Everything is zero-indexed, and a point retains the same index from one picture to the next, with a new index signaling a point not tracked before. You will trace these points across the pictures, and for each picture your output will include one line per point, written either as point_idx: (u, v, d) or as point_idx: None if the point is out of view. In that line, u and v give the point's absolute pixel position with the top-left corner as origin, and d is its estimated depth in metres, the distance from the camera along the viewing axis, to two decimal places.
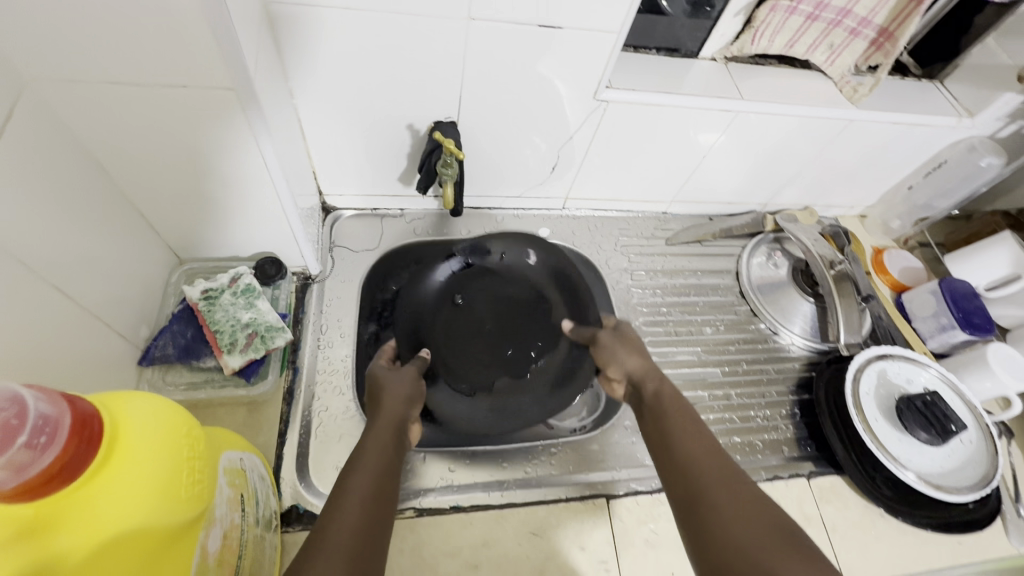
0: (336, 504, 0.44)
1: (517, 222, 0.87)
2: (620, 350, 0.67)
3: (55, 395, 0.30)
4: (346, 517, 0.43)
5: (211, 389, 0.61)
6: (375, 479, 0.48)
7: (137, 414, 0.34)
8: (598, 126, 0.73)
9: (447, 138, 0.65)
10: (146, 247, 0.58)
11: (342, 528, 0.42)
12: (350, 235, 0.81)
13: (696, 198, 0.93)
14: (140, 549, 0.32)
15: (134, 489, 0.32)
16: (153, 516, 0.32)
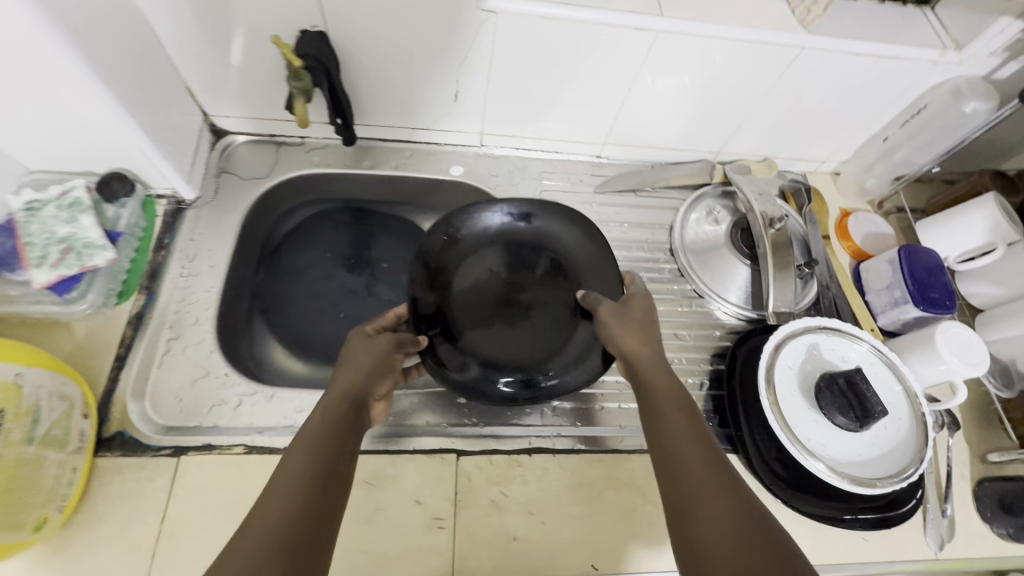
0: (281, 474, 0.41)
1: (427, 159, 0.81)
2: (624, 318, 0.55)
3: None
4: (293, 487, 0.40)
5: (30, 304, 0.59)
6: (316, 447, 0.43)
7: None
8: (494, 44, 0.64)
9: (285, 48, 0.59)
10: None
11: (288, 501, 0.39)
12: (241, 162, 0.76)
13: (633, 142, 0.83)
14: None
15: None
16: None
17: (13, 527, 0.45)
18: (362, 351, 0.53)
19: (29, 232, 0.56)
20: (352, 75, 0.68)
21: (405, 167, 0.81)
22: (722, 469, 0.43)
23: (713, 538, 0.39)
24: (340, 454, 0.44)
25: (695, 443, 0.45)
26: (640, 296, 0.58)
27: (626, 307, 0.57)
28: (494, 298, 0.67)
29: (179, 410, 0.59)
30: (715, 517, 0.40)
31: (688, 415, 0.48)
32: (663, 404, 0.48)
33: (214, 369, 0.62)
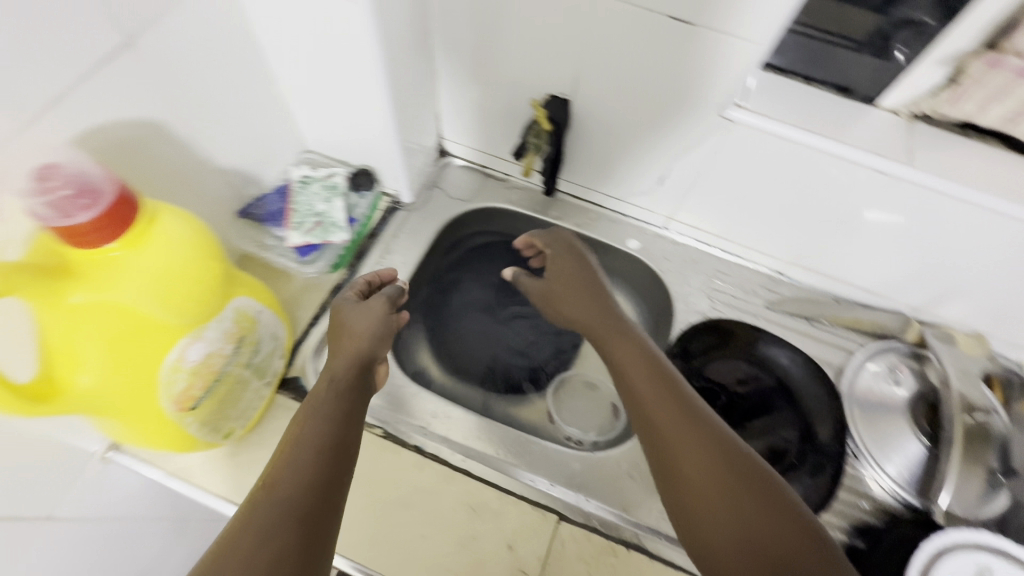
0: (292, 444, 0.45)
1: (608, 225, 0.85)
2: (549, 262, 0.69)
3: (114, 178, 0.38)
4: (303, 460, 0.44)
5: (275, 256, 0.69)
6: (328, 423, 0.47)
7: (170, 226, 0.42)
8: (720, 146, 0.66)
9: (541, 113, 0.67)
10: (278, 129, 0.69)
11: (297, 471, 0.43)
12: (451, 182, 0.86)
13: (824, 270, 0.78)
14: (122, 318, 0.41)
15: (142, 273, 0.40)
16: (142, 302, 0.41)
17: (213, 431, 0.54)
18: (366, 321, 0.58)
19: (297, 201, 0.69)
20: (576, 138, 0.74)
21: (587, 227, 0.85)
22: (699, 417, 0.50)
23: (696, 476, 0.46)
24: (349, 426, 0.48)
25: (683, 407, 0.50)
26: (577, 252, 0.69)
27: (559, 263, 0.68)
28: (734, 417, 0.72)
29: None
30: (696, 463, 0.46)
31: (637, 367, 0.55)
32: (628, 357, 0.56)
33: None
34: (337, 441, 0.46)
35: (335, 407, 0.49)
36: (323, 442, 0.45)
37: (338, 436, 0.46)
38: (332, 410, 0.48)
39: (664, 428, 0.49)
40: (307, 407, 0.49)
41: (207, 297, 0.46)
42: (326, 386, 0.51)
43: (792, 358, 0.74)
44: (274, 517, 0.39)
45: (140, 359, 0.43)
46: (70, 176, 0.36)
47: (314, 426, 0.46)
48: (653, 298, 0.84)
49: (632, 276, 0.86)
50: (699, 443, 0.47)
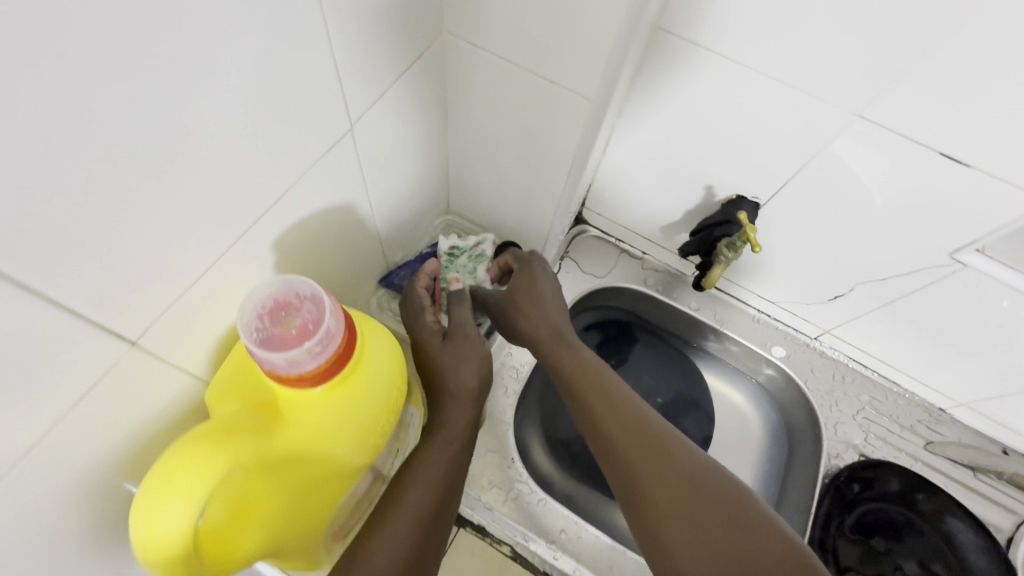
0: (388, 507, 0.42)
1: (751, 326, 0.77)
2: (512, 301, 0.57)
3: (344, 317, 0.32)
4: (398, 532, 0.41)
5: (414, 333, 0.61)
6: (435, 493, 0.44)
7: (377, 356, 0.37)
8: (930, 283, 0.58)
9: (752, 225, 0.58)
10: (434, 191, 0.63)
11: (396, 545, 0.41)
12: (585, 253, 0.80)
13: (1006, 422, 0.68)
14: (310, 468, 0.34)
15: (346, 419, 0.34)
16: (337, 450, 0.35)
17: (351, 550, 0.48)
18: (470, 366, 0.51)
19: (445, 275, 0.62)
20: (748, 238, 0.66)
21: (728, 323, 0.78)
22: (654, 433, 0.46)
23: (662, 495, 0.42)
24: (450, 493, 0.46)
25: (635, 421, 0.47)
26: (538, 278, 0.57)
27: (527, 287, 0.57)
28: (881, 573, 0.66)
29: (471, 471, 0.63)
30: (668, 501, 0.42)
31: (606, 385, 0.50)
32: (582, 366, 0.51)
33: (503, 449, 0.64)
34: (428, 518, 0.44)
35: (441, 472, 0.45)
36: (422, 515, 0.43)
37: (430, 508, 0.44)
38: (431, 479, 0.45)
39: (629, 457, 0.45)
40: (416, 465, 0.45)
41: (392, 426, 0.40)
42: (435, 451, 0.46)
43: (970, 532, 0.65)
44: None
45: (324, 508, 0.37)
46: (308, 323, 0.31)
47: (409, 495, 0.43)
48: (791, 412, 0.76)
49: (769, 383, 0.78)
50: (647, 460, 0.44)
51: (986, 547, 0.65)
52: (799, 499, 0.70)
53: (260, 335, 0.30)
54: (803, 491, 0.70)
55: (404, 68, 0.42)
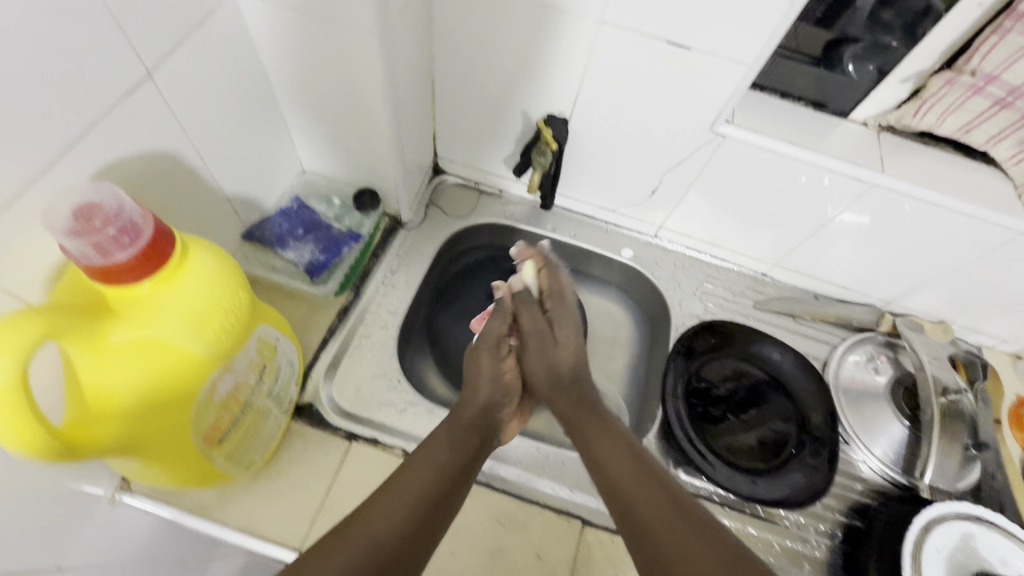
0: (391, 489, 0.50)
1: (602, 236, 0.88)
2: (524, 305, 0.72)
3: (150, 216, 0.38)
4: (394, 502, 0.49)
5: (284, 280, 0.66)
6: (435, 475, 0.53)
7: (204, 260, 0.42)
8: (708, 159, 0.70)
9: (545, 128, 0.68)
10: (280, 152, 0.68)
11: (388, 518, 0.48)
12: (447, 199, 0.88)
13: (805, 270, 0.83)
14: (151, 359, 0.39)
15: (177, 311, 0.40)
16: (176, 341, 0.40)
17: (237, 463, 0.53)
18: (487, 363, 0.68)
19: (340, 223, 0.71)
20: (570, 153, 0.77)
21: (582, 238, 0.88)
22: (643, 461, 0.52)
23: (621, 466, 0.52)
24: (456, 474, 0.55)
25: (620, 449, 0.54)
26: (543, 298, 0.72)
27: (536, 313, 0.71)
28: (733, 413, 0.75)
29: (357, 399, 0.67)
30: (631, 482, 0.50)
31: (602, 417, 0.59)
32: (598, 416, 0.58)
33: (389, 373, 0.70)
34: (437, 495, 0.51)
35: (448, 459, 0.55)
36: (422, 496, 0.51)
37: (439, 489, 0.52)
38: (443, 463, 0.54)
39: (617, 472, 0.52)
40: (421, 462, 0.54)
41: (240, 332, 0.46)
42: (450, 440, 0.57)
43: (786, 359, 0.77)
44: (363, 550, 0.45)
45: (178, 401, 0.42)
46: (112, 216, 0.36)
47: (418, 475, 0.52)
48: (647, 303, 0.88)
49: (628, 284, 0.89)
50: (635, 477, 0.51)
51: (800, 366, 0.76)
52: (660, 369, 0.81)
53: (69, 230, 0.35)
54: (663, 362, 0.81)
55: (196, 20, 0.48)
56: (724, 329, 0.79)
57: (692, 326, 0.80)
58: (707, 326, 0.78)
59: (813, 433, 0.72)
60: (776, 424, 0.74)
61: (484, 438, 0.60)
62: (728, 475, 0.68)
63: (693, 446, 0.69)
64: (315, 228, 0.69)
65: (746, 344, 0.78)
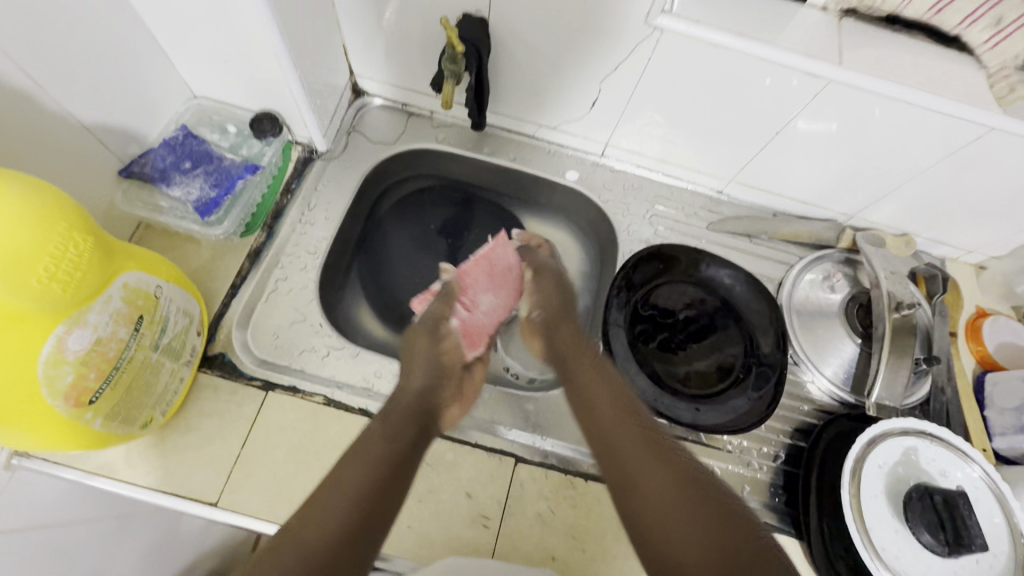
0: (327, 490, 0.48)
1: (545, 158, 0.80)
2: (530, 287, 0.71)
3: None
4: (332, 506, 0.47)
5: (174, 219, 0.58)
6: (371, 468, 0.49)
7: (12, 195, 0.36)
8: (649, 61, 0.61)
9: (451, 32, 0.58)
10: (157, 75, 0.59)
11: (326, 522, 0.46)
12: (371, 124, 0.79)
13: (762, 186, 0.77)
14: None
15: None
16: None
17: (126, 423, 0.48)
18: (423, 347, 0.64)
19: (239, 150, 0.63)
20: (498, 62, 0.68)
21: (522, 162, 0.80)
22: (645, 430, 0.53)
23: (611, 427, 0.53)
24: (401, 466, 0.51)
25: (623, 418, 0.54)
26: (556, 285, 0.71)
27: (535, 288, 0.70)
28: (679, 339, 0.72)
29: (275, 346, 0.63)
30: (626, 451, 0.51)
31: (606, 383, 0.58)
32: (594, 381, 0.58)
33: (310, 316, 0.66)
34: (378, 487, 0.49)
35: (382, 450, 0.51)
36: (357, 493, 0.48)
37: (379, 483, 0.49)
38: (376, 456, 0.50)
39: (619, 436, 0.52)
40: (356, 454, 0.51)
41: (93, 272, 0.41)
42: (383, 429, 0.53)
43: (739, 280, 0.72)
44: (301, 558, 0.44)
45: (13, 359, 0.38)
46: None
47: (353, 473, 0.49)
48: (596, 230, 0.82)
49: (576, 211, 0.83)
50: (641, 447, 0.50)
51: (751, 286, 0.71)
52: None
53: None
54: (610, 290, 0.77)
55: None
56: (673, 252, 0.73)
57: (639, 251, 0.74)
58: (655, 249, 0.72)
59: (762, 357, 0.68)
60: (726, 350, 0.71)
61: (421, 414, 0.56)
62: (668, 402, 0.66)
63: (632, 376, 0.66)
64: (205, 159, 0.60)
65: (698, 265, 0.73)
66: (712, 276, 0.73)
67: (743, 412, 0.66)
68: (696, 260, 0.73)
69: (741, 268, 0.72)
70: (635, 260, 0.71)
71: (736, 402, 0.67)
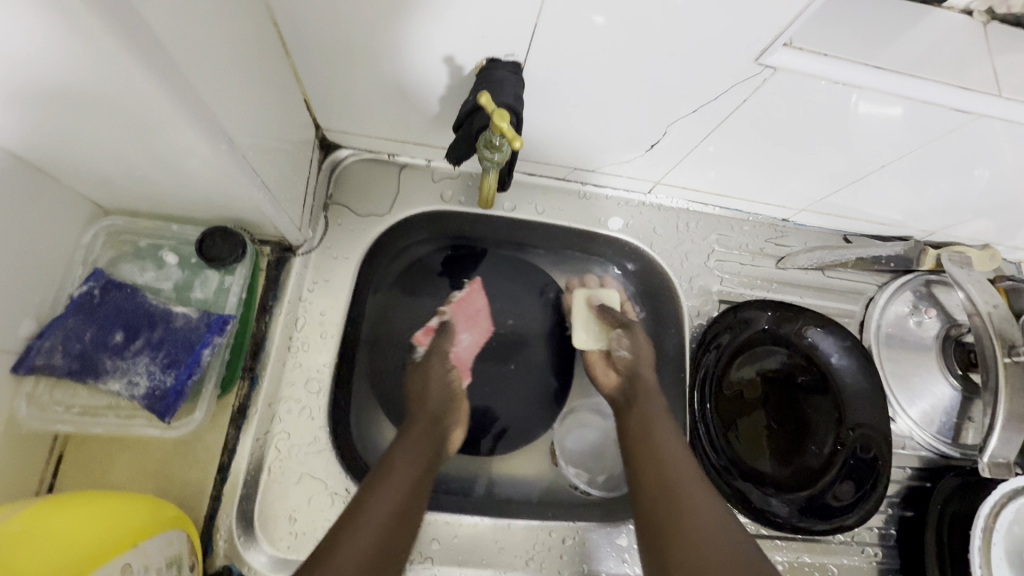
0: (351, 523, 0.41)
1: (579, 204, 0.64)
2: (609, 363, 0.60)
3: None
4: (357, 541, 0.40)
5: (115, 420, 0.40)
6: (398, 501, 0.43)
7: None
8: (744, 100, 0.46)
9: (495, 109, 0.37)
10: (31, 205, 0.38)
11: (352, 555, 0.39)
12: (353, 189, 0.59)
13: (840, 212, 0.65)
14: None
15: None
16: None
17: None
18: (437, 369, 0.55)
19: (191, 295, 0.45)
20: (532, 108, 0.50)
21: (553, 212, 0.64)
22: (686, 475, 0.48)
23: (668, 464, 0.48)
24: (416, 498, 0.45)
25: (675, 460, 0.49)
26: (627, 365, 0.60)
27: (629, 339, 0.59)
28: (770, 415, 0.62)
29: (295, 537, 0.48)
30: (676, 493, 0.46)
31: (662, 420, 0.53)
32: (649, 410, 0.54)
33: (332, 482, 0.50)
34: (398, 523, 0.43)
35: (408, 481, 0.45)
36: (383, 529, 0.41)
37: (402, 509, 0.43)
38: (403, 480, 0.45)
39: (664, 478, 0.47)
40: (384, 477, 0.45)
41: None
42: (405, 450, 0.47)
43: (837, 341, 0.62)
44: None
45: None
46: None
47: (381, 493, 0.43)
48: None
49: None
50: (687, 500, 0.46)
51: (847, 348, 0.62)
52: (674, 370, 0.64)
53: None
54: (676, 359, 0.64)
55: None
56: (768, 303, 0.62)
57: (716, 314, 0.63)
58: (739, 307, 0.61)
59: (866, 428, 0.60)
60: (823, 420, 0.62)
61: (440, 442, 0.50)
62: (775, 504, 0.57)
63: (733, 482, 0.56)
64: (143, 324, 0.41)
65: (785, 324, 0.63)
66: (801, 337, 0.63)
67: (857, 499, 0.57)
68: (783, 318, 0.62)
69: (837, 328, 0.61)
70: (720, 323, 0.61)
71: (847, 487, 0.58)
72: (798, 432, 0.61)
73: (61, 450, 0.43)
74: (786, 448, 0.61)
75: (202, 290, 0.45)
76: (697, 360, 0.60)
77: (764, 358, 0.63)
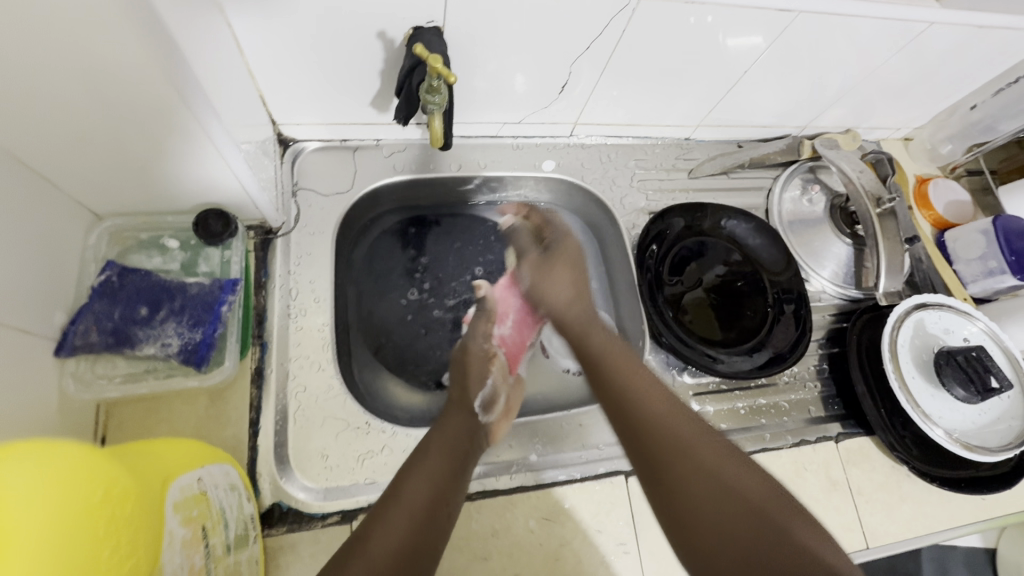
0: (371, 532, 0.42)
1: (514, 155, 0.74)
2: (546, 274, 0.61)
3: None
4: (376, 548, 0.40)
5: (158, 378, 0.49)
6: (427, 499, 0.46)
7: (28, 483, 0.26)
8: (622, 32, 0.57)
9: (430, 54, 0.47)
10: (43, 213, 0.44)
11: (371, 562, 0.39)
12: (315, 173, 0.67)
13: (727, 122, 0.78)
14: None
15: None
16: None
17: None
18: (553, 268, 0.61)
19: (199, 271, 0.53)
20: (457, 69, 0.59)
21: (495, 165, 0.73)
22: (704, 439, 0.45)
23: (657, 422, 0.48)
24: (451, 495, 0.48)
25: (682, 427, 0.46)
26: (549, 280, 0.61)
27: (541, 275, 0.61)
28: (708, 297, 0.74)
29: (330, 470, 0.54)
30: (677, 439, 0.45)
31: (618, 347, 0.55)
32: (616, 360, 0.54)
33: (352, 419, 0.57)
34: (423, 523, 0.44)
35: (440, 477, 0.48)
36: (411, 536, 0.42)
37: (440, 495, 0.47)
38: (435, 472, 0.49)
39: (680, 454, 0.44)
40: (406, 487, 0.47)
41: (132, 548, 0.29)
42: (440, 445, 0.52)
43: (747, 224, 0.74)
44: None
45: None
46: None
47: (412, 488, 0.46)
48: (587, 212, 0.79)
49: (560, 198, 0.79)
50: (686, 445, 0.45)
51: (755, 227, 0.74)
52: (626, 279, 0.74)
53: None
54: (625, 269, 0.75)
55: None
56: (685, 206, 0.74)
57: (645, 223, 0.74)
58: (663, 214, 0.72)
59: (784, 286, 0.72)
60: (753, 290, 0.73)
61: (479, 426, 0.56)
62: (728, 361, 0.68)
63: (692, 350, 0.66)
64: (163, 296, 0.49)
65: (704, 221, 0.75)
66: (719, 228, 0.75)
67: (789, 343, 0.69)
68: (701, 216, 0.74)
69: (745, 214, 0.74)
70: (651, 228, 0.72)
71: (780, 335, 0.70)
72: (732, 306, 0.73)
73: (104, 433, 0.49)
74: (725, 320, 0.73)
75: (207, 266, 0.53)
76: (640, 263, 0.70)
77: (692, 253, 0.75)
